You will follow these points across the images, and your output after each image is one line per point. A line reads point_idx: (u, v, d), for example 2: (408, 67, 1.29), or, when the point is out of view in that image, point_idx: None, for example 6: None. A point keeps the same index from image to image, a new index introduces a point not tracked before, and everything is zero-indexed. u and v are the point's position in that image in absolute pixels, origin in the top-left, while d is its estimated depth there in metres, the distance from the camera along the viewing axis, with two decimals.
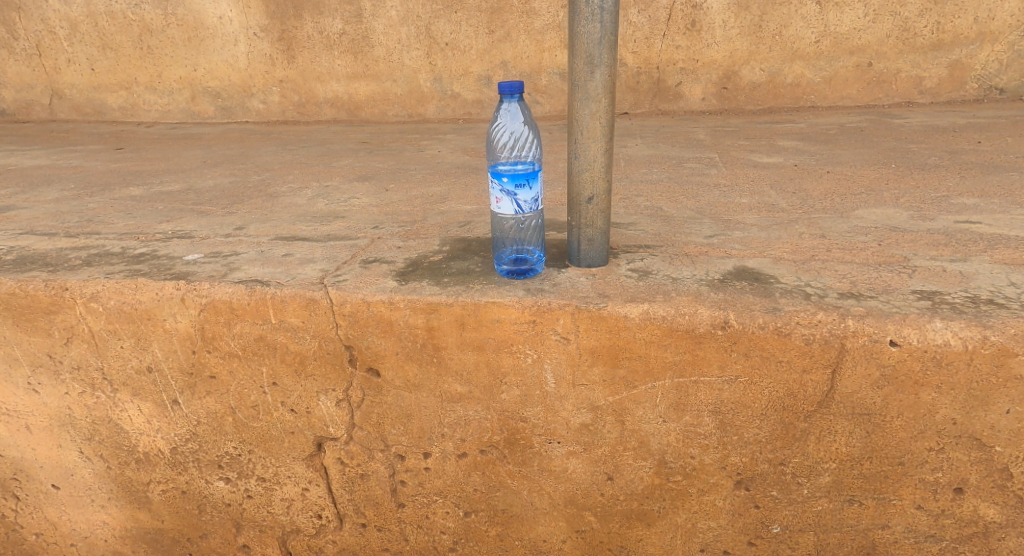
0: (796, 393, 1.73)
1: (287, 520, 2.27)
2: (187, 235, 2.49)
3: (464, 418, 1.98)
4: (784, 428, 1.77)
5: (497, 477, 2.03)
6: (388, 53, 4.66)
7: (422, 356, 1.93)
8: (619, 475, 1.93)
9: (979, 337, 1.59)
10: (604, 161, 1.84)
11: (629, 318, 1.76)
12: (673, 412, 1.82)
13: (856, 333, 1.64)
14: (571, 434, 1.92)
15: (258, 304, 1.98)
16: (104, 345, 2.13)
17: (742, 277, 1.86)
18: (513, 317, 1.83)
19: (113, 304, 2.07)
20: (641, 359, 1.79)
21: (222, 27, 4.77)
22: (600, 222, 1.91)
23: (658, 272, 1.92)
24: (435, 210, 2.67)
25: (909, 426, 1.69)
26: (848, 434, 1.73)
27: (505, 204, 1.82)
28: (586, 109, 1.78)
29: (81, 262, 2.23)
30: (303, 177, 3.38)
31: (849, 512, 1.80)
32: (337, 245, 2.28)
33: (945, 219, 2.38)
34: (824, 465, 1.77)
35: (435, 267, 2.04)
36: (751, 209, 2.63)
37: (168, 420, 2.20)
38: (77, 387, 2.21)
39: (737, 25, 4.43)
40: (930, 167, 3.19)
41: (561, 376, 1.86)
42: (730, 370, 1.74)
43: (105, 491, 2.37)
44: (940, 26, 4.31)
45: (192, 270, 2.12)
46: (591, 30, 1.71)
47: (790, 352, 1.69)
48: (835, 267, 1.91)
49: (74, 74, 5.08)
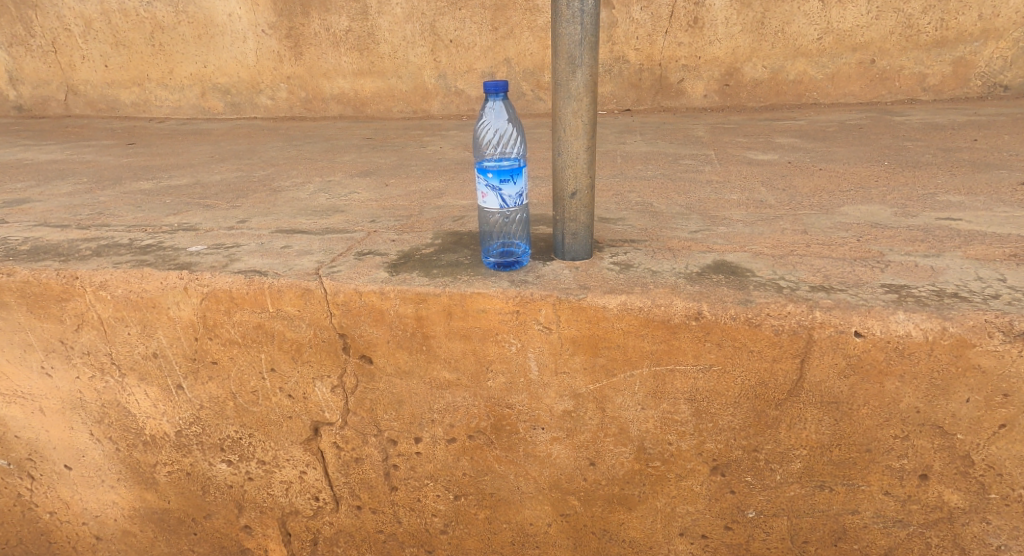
0: (767, 381, 1.79)
1: (286, 501, 2.37)
2: (192, 227, 2.58)
3: (453, 404, 2.07)
4: (756, 416, 1.83)
5: (484, 461, 2.11)
6: (393, 50, 4.74)
7: (412, 345, 2.02)
8: (601, 461, 2.01)
9: (939, 328, 1.64)
10: (586, 157, 1.91)
11: (608, 308, 1.83)
12: (651, 399, 1.90)
13: (823, 324, 1.70)
14: (554, 420, 2.00)
15: (256, 293, 2.07)
16: (112, 331, 2.22)
17: (720, 271, 1.92)
18: (498, 307, 1.91)
19: (120, 293, 2.16)
20: (620, 348, 1.87)
21: (232, 24, 4.87)
22: (583, 216, 1.98)
23: (639, 265, 1.99)
24: (431, 205, 2.76)
25: (875, 414, 1.74)
26: (817, 422, 1.79)
27: (490, 199, 1.89)
28: (568, 107, 1.85)
29: (91, 252, 2.32)
30: (306, 171, 3.48)
31: (821, 498, 1.86)
32: (334, 238, 2.37)
33: (929, 215, 2.43)
34: (795, 451, 1.83)
35: (426, 259, 2.12)
36: (739, 206, 2.70)
37: (174, 404, 2.30)
38: (88, 371, 2.31)
39: (739, 21, 4.48)
40: (923, 165, 3.23)
41: (544, 364, 1.94)
42: (704, 359, 1.81)
43: (114, 472, 2.48)
44: (944, 23, 4.34)
45: (195, 260, 2.21)
46: (572, 31, 1.78)
47: (760, 342, 1.75)
48: (811, 261, 1.97)
49: (89, 70, 5.21)
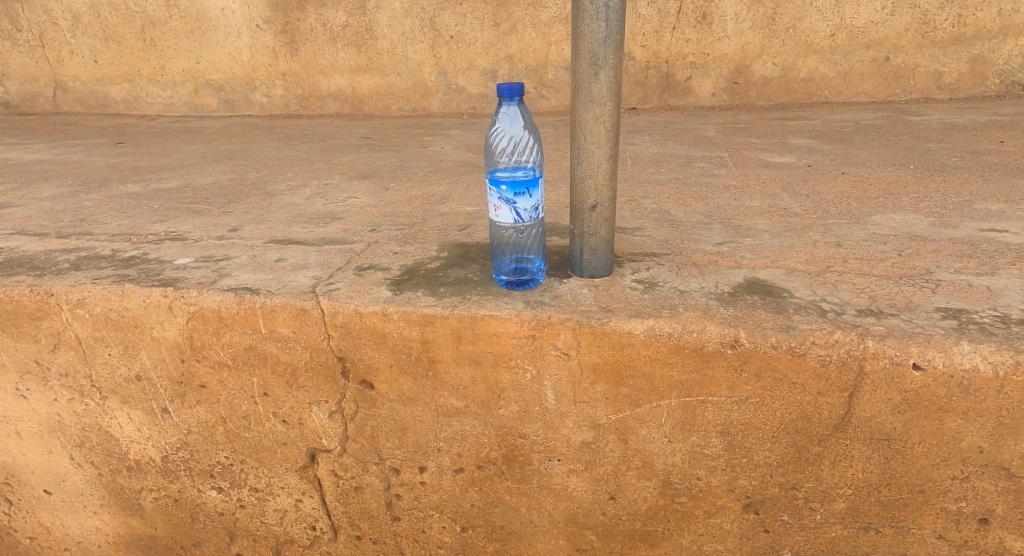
0: (810, 415, 1.62)
1: (281, 530, 2.21)
2: (180, 236, 2.41)
3: (461, 432, 1.90)
4: (797, 451, 1.67)
5: (495, 493, 1.95)
6: (392, 46, 4.56)
7: (417, 370, 1.85)
8: (622, 495, 1.85)
9: (1011, 363, 1.48)
10: (609, 167, 1.74)
11: (633, 334, 1.67)
12: (679, 431, 1.74)
13: (876, 355, 1.54)
14: (571, 452, 1.84)
15: (247, 313, 1.90)
16: (91, 352, 2.05)
17: (754, 291, 1.76)
18: (511, 331, 1.74)
19: (99, 311, 1.98)
20: (646, 377, 1.70)
21: (225, 18, 4.69)
22: (604, 231, 1.81)
23: (665, 283, 1.83)
24: (434, 212, 2.59)
25: (931, 453, 1.58)
26: (865, 459, 1.63)
27: (504, 212, 1.73)
28: (590, 112, 1.68)
29: (69, 265, 2.14)
30: (302, 174, 3.31)
31: (865, 540, 1.70)
32: (331, 250, 2.20)
33: (969, 226, 2.26)
34: (839, 490, 1.67)
35: (432, 275, 1.95)
36: (762, 213, 2.53)
37: (159, 429, 2.13)
38: (66, 394, 2.14)
39: (749, 17, 4.30)
40: (950, 169, 3.07)
41: (561, 392, 1.78)
42: (740, 390, 1.65)
43: (97, 497, 2.31)
44: (961, 19, 4.17)
45: (181, 275, 2.03)
46: (596, 29, 1.61)
47: (804, 374, 1.59)
48: (852, 280, 1.81)
49: (77, 66, 5.03)
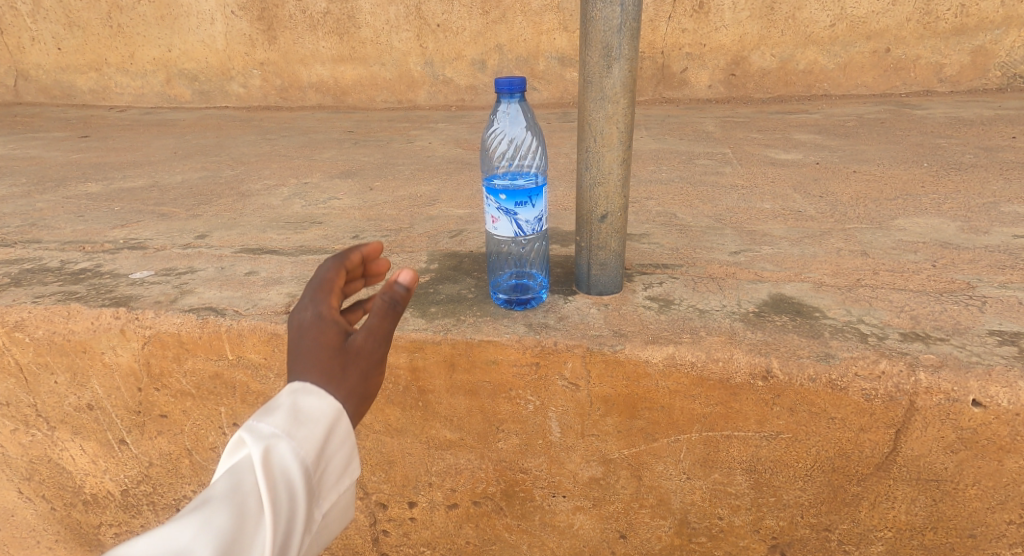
0: (849, 452, 1.46)
1: None
2: (141, 244, 2.19)
3: (455, 466, 1.70)
4: (832, 491, 1.50)
5: (492, 530, 1.76)
6: (375, 34, 4.33)
7: (405, 400, 1.66)
8: (633, 534, 1.66)
9: None
10: (622, 173, 1.55)
11: (651, 363, 1.48)
12: (699, 468, 1.56)
13: (930, 390, 1.38)
14: (578, 488, 1.65)
15: (211, 337, 1.69)
16: (35, 379, 1.84)
17: (781, 309, 1.58)
18: (512, 357, 1.55)
19: (41, 334, 1.76)
20: (663, 410, 1.53)
21: (197, 5, 4.44)
22: (614, 243, 1.62)
23: (681, 301, 1.64)
24: (422, 215, 2.39)
25: (987, 496, 1.42)
26: (909, 501, 1.47)
27: (502, 224, 1.53)
28: (602, 112, 1.49)
29: (10, 281, 1.92)
30: (280, 172, 3.08)
31: None
32: (308, 261, 1.99)
33: (1001, 232, 2.09)
34: (877, 533, 1.51)
35: (420, 292, 1.75)
36: (775, 217, 2.34)
37: (116, 461, 1.92)
38: (9, 424, 1.92)
39: (747, 7, 4.11)
40: (966, 167, 2.89)
41: (568, 425, 1.60)
42: (770, 426, 1.48)
43: (51, 533, 2.09)
44: (964, 10, 4.00)
45: (138, 293, 1.82)
46: (609, 14, 1.42)
47: (845, 409, 1.43)
48: (889, 296, 1.63)
49: (40, 54, 4.75)
